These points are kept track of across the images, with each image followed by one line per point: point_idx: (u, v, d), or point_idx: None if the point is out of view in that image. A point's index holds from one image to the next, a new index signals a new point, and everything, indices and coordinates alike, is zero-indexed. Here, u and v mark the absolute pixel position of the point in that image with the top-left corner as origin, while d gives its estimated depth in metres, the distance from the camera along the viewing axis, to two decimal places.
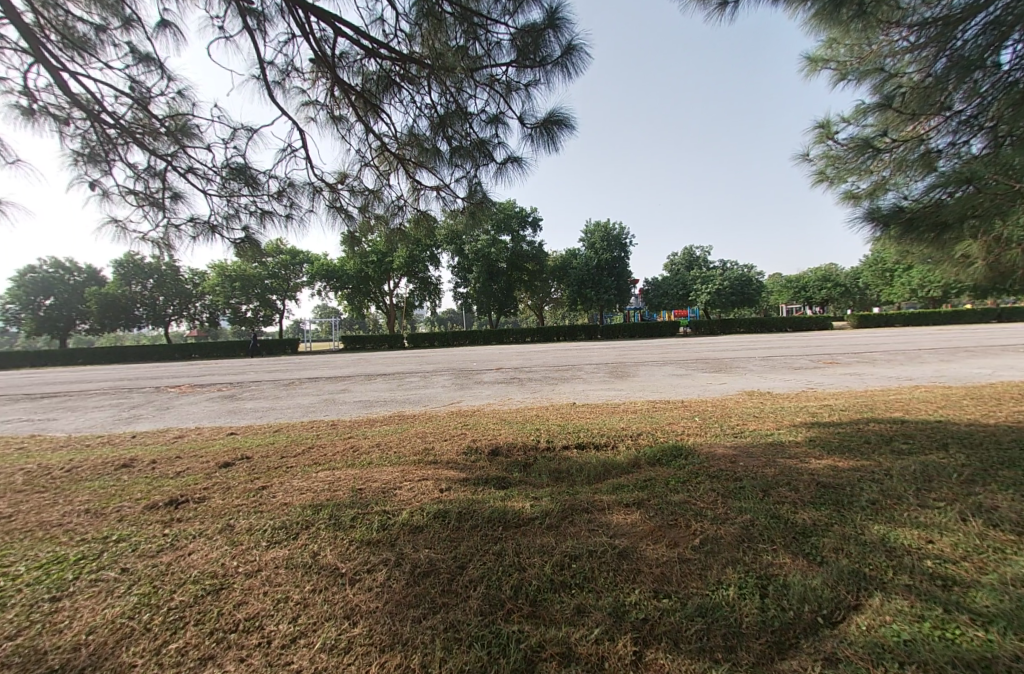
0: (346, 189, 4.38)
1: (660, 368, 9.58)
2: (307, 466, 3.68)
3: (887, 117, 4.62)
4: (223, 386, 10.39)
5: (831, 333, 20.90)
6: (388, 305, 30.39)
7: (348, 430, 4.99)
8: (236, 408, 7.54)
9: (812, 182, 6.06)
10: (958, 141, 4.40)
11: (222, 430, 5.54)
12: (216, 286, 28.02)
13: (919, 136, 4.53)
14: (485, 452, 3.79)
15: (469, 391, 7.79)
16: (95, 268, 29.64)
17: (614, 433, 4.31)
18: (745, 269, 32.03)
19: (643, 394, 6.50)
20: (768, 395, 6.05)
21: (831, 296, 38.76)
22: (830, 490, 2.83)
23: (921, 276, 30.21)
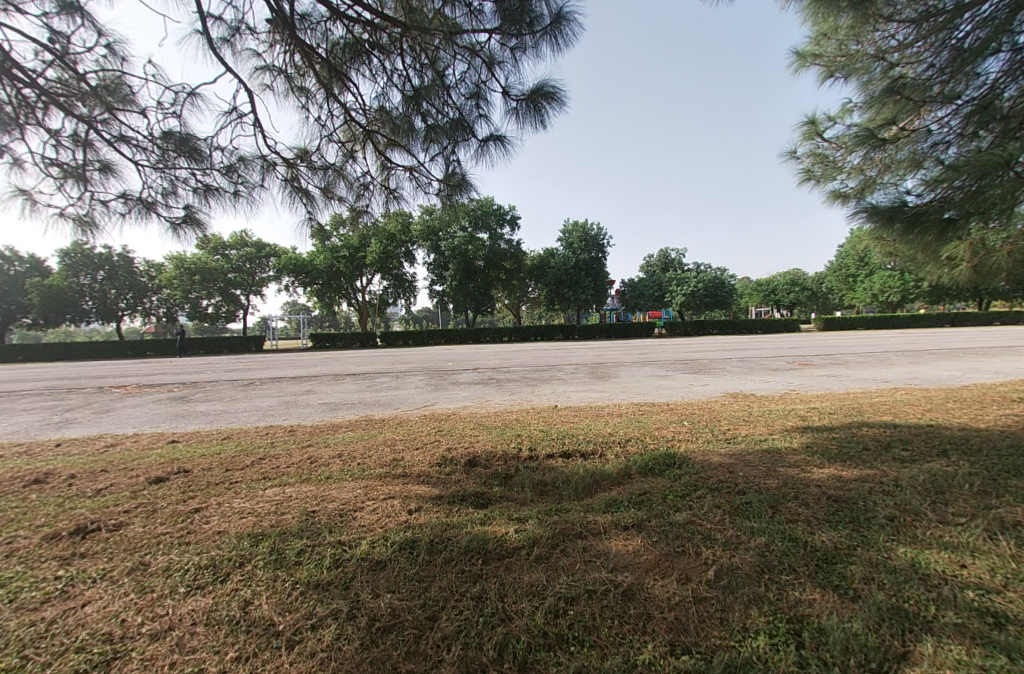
0: (307, 167, 3.89)
1: (640, 369, 9.36)
2: (253, 482, 3.21)
3: (878, 113, 4.47)
4: (175, 387, 9.62)
5: (800, 336, 21.32)
6: (361, 302, 29.44)
7: (307, 437, 4.51)
8: (186, 412, 6.89)
9: (799, 179, 5.93)
10: (945, 141, 4.30)
11: (164, 436, 4.96)
12: (175, 280, 26.51)
13: (909, 134, 4.39)
14: (460, 463, 3.40)
15: (444, 393, 7.36)
16: (39, 258, 27.58)
17: (601, 439, 3.99)
18: (718, 271, 32.52)
19: (627, 396, 6.21)
20: (753, 398, 5.86)
21: (798, 299, 39.82)
22: (842, 505, 2.56)
23: (883, 282, 31.37)
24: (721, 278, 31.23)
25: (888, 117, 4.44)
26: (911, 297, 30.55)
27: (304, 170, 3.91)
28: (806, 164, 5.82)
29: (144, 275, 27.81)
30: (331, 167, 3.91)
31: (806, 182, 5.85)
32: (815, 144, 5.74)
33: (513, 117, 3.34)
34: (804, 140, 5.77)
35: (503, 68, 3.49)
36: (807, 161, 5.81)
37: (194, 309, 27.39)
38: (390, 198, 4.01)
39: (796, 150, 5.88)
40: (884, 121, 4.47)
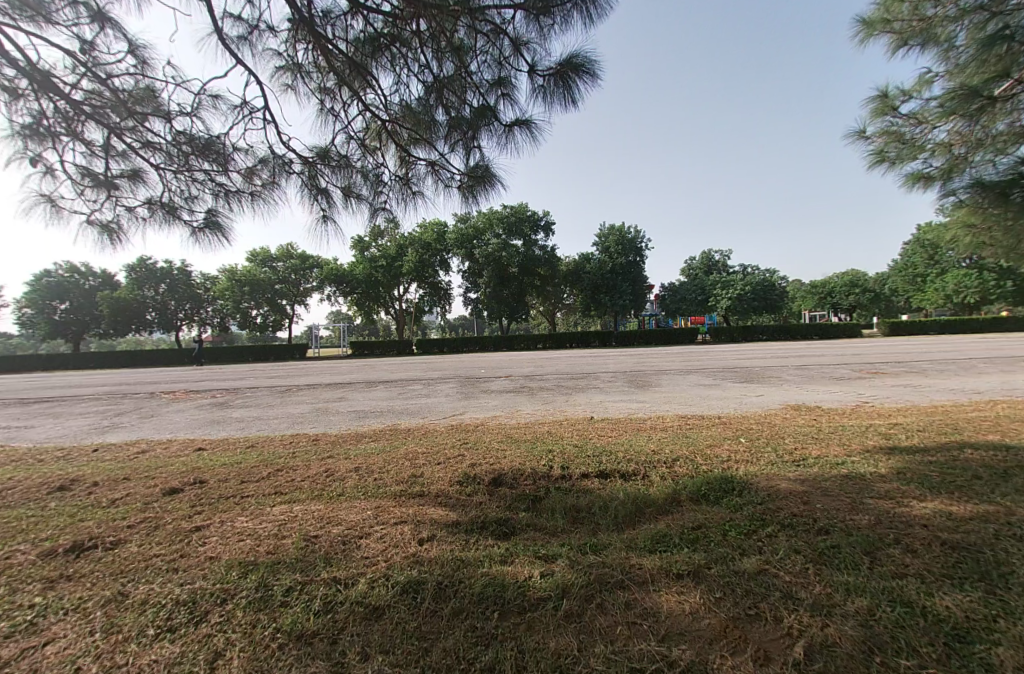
0: (327, 165, 3.66)
1: (686, 378, 8.71)
2: (264, 497, 2.98)
3: (983, 68, 3.87)
4: (218, 393, 9.83)
5: (864, 341, 19.61)
6: (399, 310, 29.87)
7: (330, 448, 4.28)
8: (222, 418, 6.91)
9: (869, 162, 5.25)
10: None
11: (192, 444, 4.88)
12: (227, 291, 27.85)
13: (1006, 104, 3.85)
14: (485, 482, 3.06)
15: (475, 401, 7.05)
16: (108, 272, 29.67)
17: (644, 457, 3.54)
18: (768, 274, 30.76)
19: (673, 407, 5.67)
20: (820, 411, 5.19)
21: (859, 303, 36.99)
22: (961, 555, 2.04)
23: (956, 282, 28.61)
24: (771, 280, 29.54)
25: (1007, 67, 3.75)
26: (992, 299, 27.67)
27: (324, 170, 3.68)
28: (877, 145, 5.13)
29: (200, 287, 29.41)
30: (351, 165, 3.66)
31: (877, 165, 5.17)
32: (888, 121, 5.05)
33: (540, 96, 2.99)
34: (874, 117, 5.09)
35: (529, 48, 3.15)
36: (878, 142, 5.13)
37: (245, 318, 28.62)
38: (411, 195, 3.72)
39: (863, 130, 5.21)
40: (992, 75, 3.84)
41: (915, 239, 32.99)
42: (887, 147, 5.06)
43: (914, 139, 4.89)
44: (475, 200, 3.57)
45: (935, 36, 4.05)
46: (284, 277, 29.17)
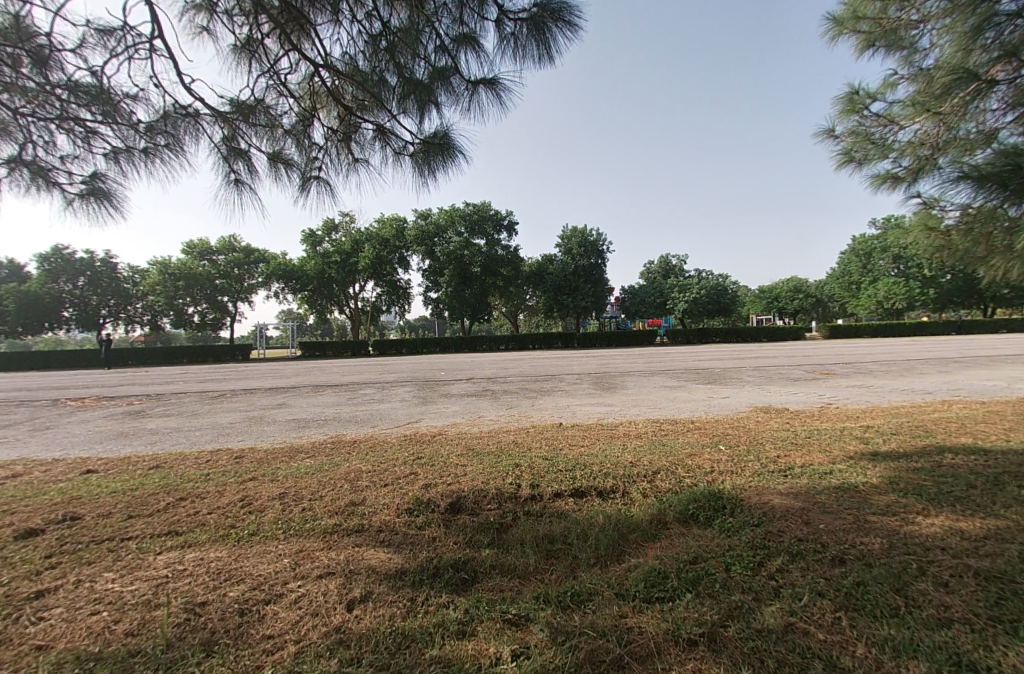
0: (250, 125, 3.02)
1: (650, 380, 8.48)
2: (150, 540, 2.34)
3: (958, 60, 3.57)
4: (137, 399, 8.67)
5: (810, 344, 20.45)
6: (352, 309, 28.47)
7: (254, 467, 3.60)
8: (134, 430, 5.95)
9: (839, 162, 5.19)
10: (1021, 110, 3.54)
11: (82, 464, 4.05)
12: (158, 286, 25.58)
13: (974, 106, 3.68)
14: (440, 507, 2.56)
15: (431, 406, 6.49)
16: (19, 264, 26.59)
17: (620, 470, 3.14)
18: (720, 278, 31.80)
19: (643, 411, 5.35)
20: (790, 414, 5.03)
21: (802, 307, 38.98)
22: (998, 587, 1.74)
23: (887, 289, 30.57)
24: (722, 284, 30.48)
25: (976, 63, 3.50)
26: (918, 304, 29.80)
27: (246, 131, 3.05)
28: (845, 144, 5.07)
29: (128, 281, 26.99)
30: (281, 128, 3.06)
31: (845, 166, 5.10)
32: (857, 121, 4.96)
33: (510, 47, 2.54)
34: (842, 117, 5.00)
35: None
36: (846, 141, 5.05)
37: (179, 317, 26.34)
38: (354, 167, 3.16)
39: (832, 129, 5.15)
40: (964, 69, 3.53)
41: (851, 248, 35.11)
42: (853, 148, 4.99)
43: (883, 139, 4.81)
44: (430, 171, 3.04)
45: (900, 38, 3.92)
46: (225, 273, 27.14)
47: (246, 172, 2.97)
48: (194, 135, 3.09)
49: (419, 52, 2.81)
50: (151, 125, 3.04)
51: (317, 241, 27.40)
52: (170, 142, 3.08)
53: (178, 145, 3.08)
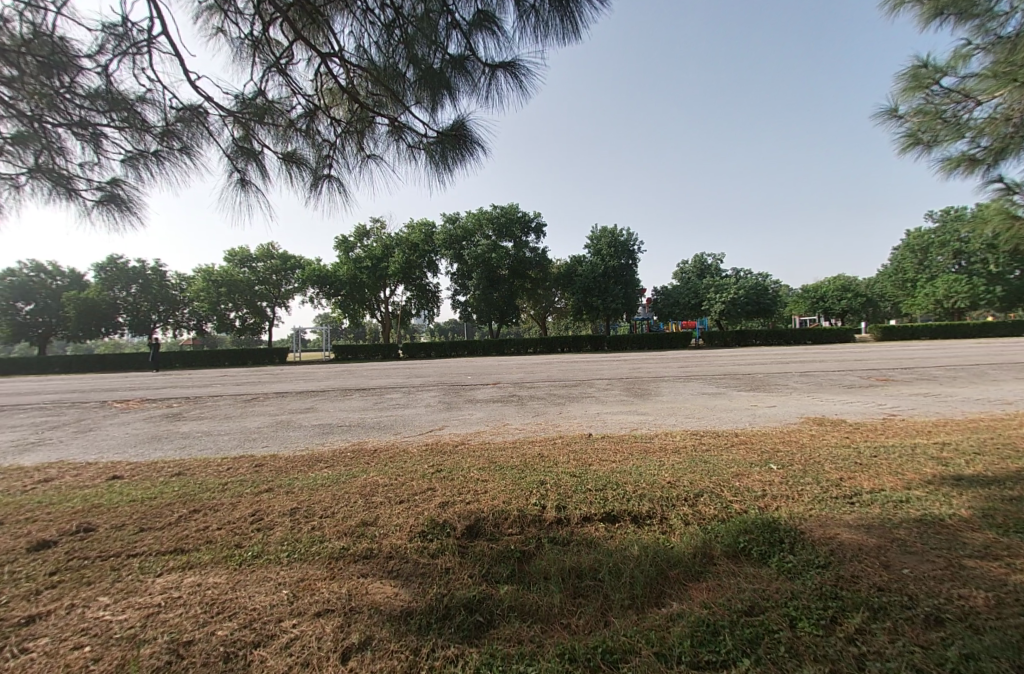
0: (262, 124, 2.90)
1: (687, 386, 8.04)
2: (154, 559, 2.21)
3: None
4: (175, 402, 8.92)
5: (860, 346, 19.19)
6: (385, 313, 28.87)
7: (272, 477, 3.49)
8: (167, 433, 6.04)
9: (902, 146, 4.68)
10: None
11: (110, 470, 4.06)
12: (202, 292, 26.70)
13: None
14: (456, 532, 2.33)
15: (457, 412, 6.30)
16: (78, 272, 28.31)
17: (659, 491, 2.83)
18: (761, 278, 30.46)
19: (680, 422, 4.98)
20: (847, 426, 4.55)
21: (851, 308, 36.84)
22: None
23: (946, 287, 28.45)
24: (763, 285, 29.19)
25: None
26: (982, 304, 27.60)
27: (260, 132, 2.93)
28: (910, 126, 4.56)
29: (175, 288, 28.47)
30: (293, 126, 2.92)
31: (910, 149, 4.63)
32: (923, 98, 4.43)
33: (532, 23, 2.32)
34: (906, 95, 4.48)
35: None
36: (912, 122, 4.55)
37: (221, 321, 27.41)
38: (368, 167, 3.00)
39: (894, 109, 4.64)
40: None
41: (905, 244, 32.95)
42: (919, 129, 4.50)
43: (956, 118, 4.29)
44: (447, 164, 2.86)
45: None
46: (264, 279, 28.13)
47: (258, 174, 2.85)
48: (208, 137, 2.99)
49: (436, 40, 2.60)
50: (166, 128, 2.96)
51: (350, 246, 28.08)
52: (185, 146, 3.00)
53: (192, 148, 2.99)
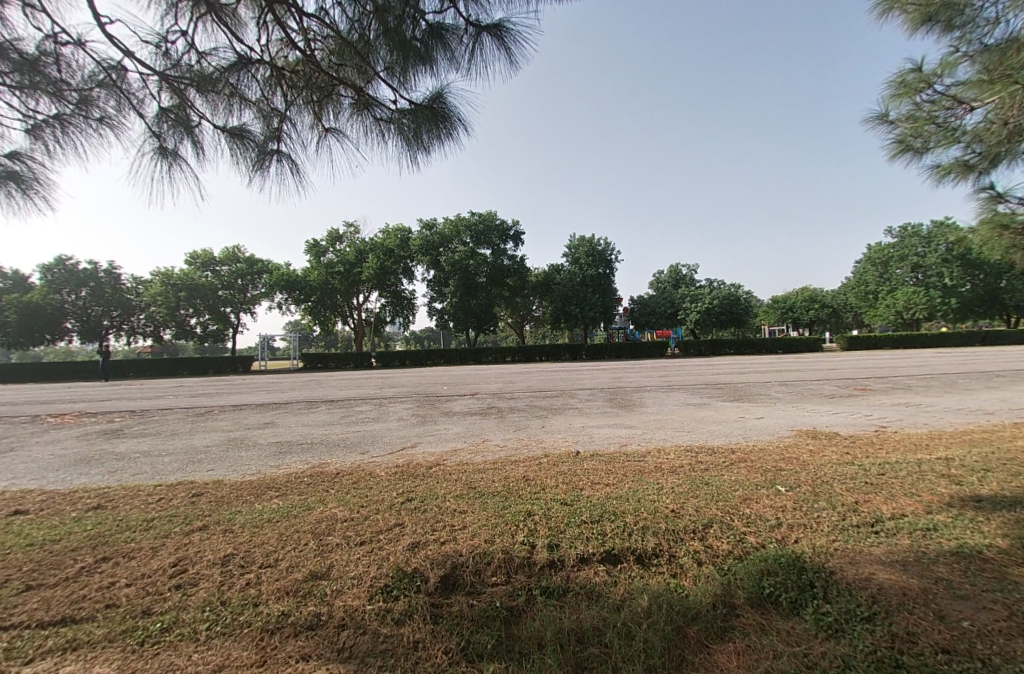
0: (201, 93, 2.46)
1: (671, 396, 7.77)
2: (31, 637, 1.72)
3: None
4: (119, 416, 8.09)
5: (831, 355, 19.56)
6: (357, 320, 27.94)
7: (210, 512, 2.97)
8: (100, 453, 5.33)
9: (892, 153, 4.56)
10: None
11: (16, 501, 3.44)
12: (160, 296, 25.28)
13: None
14: (428, 585, 1.92)
15: (430, 427, 5.84)
16: (23, 274, 26.43)
17: (662, 522, 2.46)
18: (733, 288, 31.03)
19: (671, 437, 4.65)
20: (845, 440, 4.33)
21: (818, 318, 37.94)
22: None
23: (907, 298, 29.49)
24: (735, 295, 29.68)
25: None
26: (939, 314, 28.78)
27: (200, 103, 2.49)
28: (900, 132, 4.44)
29: (131, 292, 27.01)
30: (238, 96, 2.49)
31: (900, 156, 4.51)
32: (912, 104, 4.32)
33: None
34: (895, 100, 4.37)
35: None
36: (902, 128, 4.42)
37: (180, 328, 25.95)
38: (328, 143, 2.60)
39: (884, 115, 4.51)
40: None
41: (867, 257, 34.20)
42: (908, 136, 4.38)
43: (948, 123, 4.17)
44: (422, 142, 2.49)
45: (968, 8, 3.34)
46: (228, 284, 26.89)
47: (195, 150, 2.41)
48: (135, 106, 2.52)
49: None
50: (82, 94, 2.47)
51: (321, 251, 27.23)
52: (106, 116, 2.52)
53: (115, 120, 2.51)
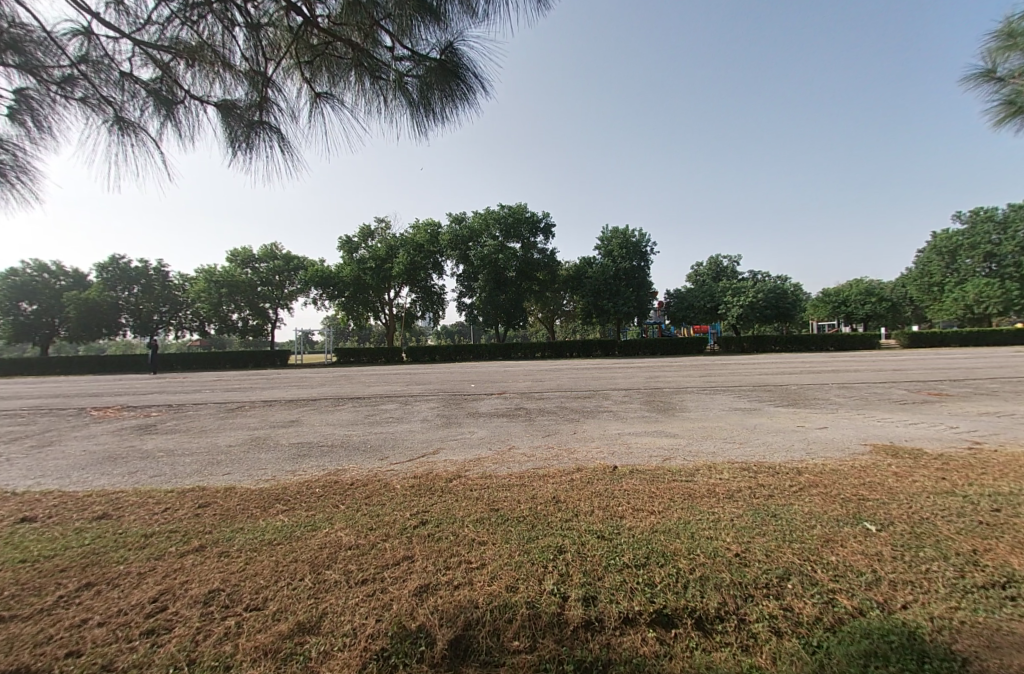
0: (189, 66, 2.27)
1: (715, 400, 7.15)
2: None
3: None
4: (155, 411, 8.20)
5: (892, 354, 18.03)
6: (389, 315, 28.14)
7: (210, 528, 2.71)
8: (126, 451, 5.28)
9: (999, 117, 3.86)
10: None
11: (26, 506, 3.31)
12: (204, 292, 26.25)
13: None
14: (433, 650, 1.57)
15: (456, 430, 5.52)
16: (82, 272, 28.05)
17: (726, 572, 2.02)
18: (780, 281, 29.37)
19: (722, 450, 4.12)
20: (933, 460, 3.69)
21: (874, 313, 35.44)
22: None
23: (977, 292, 27.06)
24: (782, 288, 28.07)
25: None
26: (1015, 309, 26.22)
27: (189, 77, 2.31)
28: (1011, 91, 3.75)
29: (179, 289, 28.55)
30: (226, 64, 2.28)
31: (1011, 120, 3.82)
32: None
33: None
34: (1004, 53, 3.69)
35: None
36: (1013, 86, 3.73)
37: (223, 322, 26.85)
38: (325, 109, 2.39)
39: (990, 73, 3.83)
40: None
41: (931, 247, 31.58)
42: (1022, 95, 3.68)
43: None
44: (433, 102, 2.32)
45: None
46: (266, 279, 27.69)
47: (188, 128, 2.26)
48: (123, 86, 2.34)
49: None
50: (65, 73, 2.30)
51: (354, 247, 27.70)
52: (93, 97, 2.35)
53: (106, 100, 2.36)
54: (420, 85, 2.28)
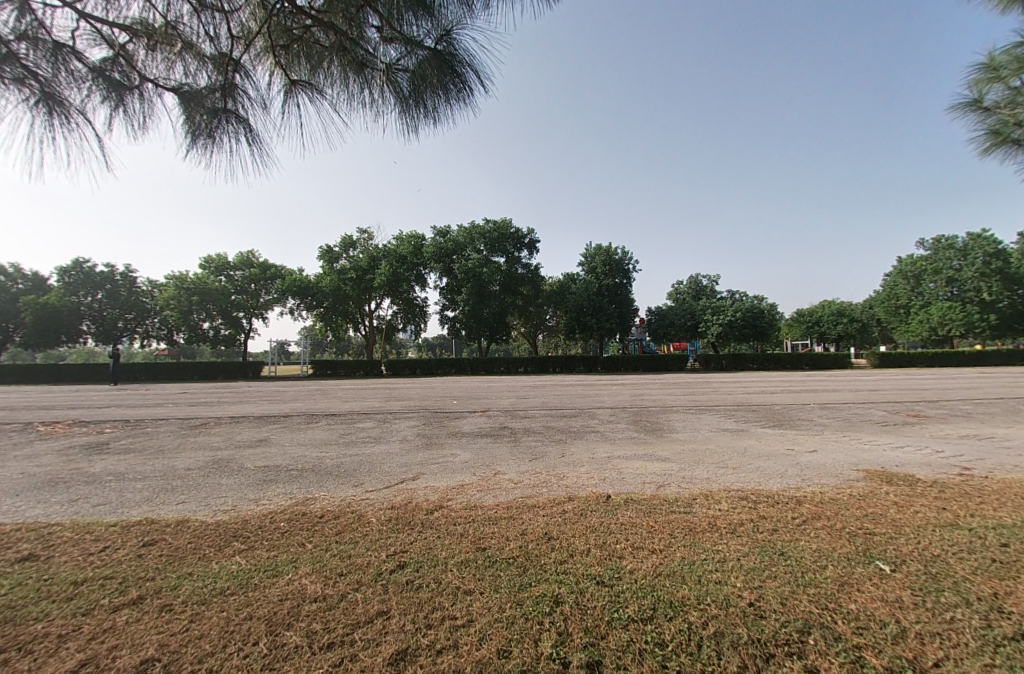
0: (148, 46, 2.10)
1: (702, 420, 7.03)
2: None
3: None
4: (112, 427, 7.65)
5: (865, 373, 18.43)
6: (368, 328, 27.58)
7: (152, 574, 2.37)
8: (73, 473, 4.83)
9: (985, 144, 3.88)
10: None
11: None
12: (173, 300, 25.30)
13: None
14: None
15: (436, 451, 5.22)
16: (44, 277, 26.78)
17: (742, 630, 1.78)
18: (756, 301, 29.99)
19: (716, 477, 3.94)
20: (931, 489, 3.56)
21: (846, 333, 36.44)
22: None
23: (941, 314, 28.10)
24: (758, 307, 28.65)
25: None
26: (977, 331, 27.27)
27: (148, 59, 2.14)
28: (996, 120, 3.78)
29: (147, 296, 27.35)
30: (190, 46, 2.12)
31: (996, 149, 3.85)
32: (1011, 88, 3.67)
33: None
34: (989, 83, 3.72)
35: None
36: (998, 115, 3.76)
37: (192, 331, 25.84)
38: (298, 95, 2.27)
39: (974, 102, 3.87)
40: None
41: (898, 270, 32.82)
42: (1008, 124, 3.71)
43: None
44: (426, 97, 2.22)
45: None
46: (241, 289, 26.86)
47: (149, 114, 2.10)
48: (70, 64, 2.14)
49: None
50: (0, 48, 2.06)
51: (333, 258, 27.22)
52: (32, 76, 2.12)
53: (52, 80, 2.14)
54: (411, 79, 2.18)
